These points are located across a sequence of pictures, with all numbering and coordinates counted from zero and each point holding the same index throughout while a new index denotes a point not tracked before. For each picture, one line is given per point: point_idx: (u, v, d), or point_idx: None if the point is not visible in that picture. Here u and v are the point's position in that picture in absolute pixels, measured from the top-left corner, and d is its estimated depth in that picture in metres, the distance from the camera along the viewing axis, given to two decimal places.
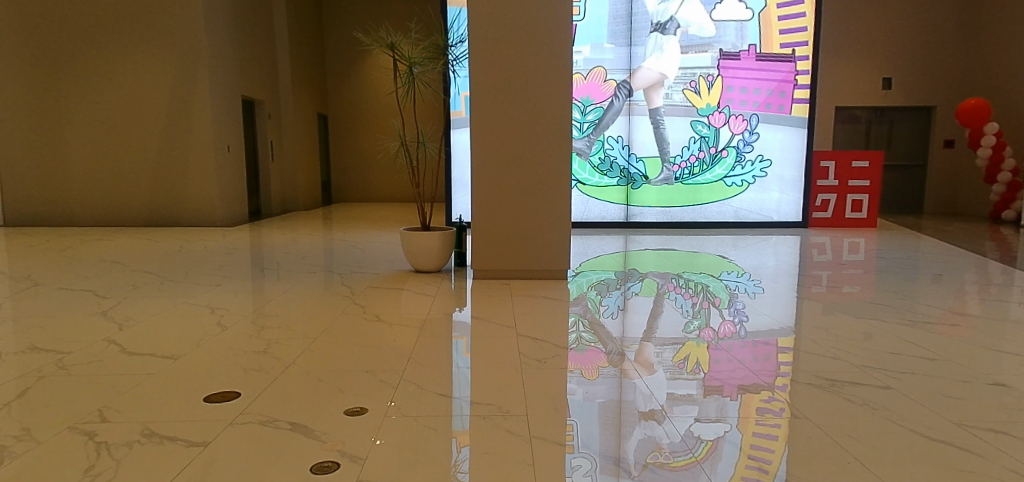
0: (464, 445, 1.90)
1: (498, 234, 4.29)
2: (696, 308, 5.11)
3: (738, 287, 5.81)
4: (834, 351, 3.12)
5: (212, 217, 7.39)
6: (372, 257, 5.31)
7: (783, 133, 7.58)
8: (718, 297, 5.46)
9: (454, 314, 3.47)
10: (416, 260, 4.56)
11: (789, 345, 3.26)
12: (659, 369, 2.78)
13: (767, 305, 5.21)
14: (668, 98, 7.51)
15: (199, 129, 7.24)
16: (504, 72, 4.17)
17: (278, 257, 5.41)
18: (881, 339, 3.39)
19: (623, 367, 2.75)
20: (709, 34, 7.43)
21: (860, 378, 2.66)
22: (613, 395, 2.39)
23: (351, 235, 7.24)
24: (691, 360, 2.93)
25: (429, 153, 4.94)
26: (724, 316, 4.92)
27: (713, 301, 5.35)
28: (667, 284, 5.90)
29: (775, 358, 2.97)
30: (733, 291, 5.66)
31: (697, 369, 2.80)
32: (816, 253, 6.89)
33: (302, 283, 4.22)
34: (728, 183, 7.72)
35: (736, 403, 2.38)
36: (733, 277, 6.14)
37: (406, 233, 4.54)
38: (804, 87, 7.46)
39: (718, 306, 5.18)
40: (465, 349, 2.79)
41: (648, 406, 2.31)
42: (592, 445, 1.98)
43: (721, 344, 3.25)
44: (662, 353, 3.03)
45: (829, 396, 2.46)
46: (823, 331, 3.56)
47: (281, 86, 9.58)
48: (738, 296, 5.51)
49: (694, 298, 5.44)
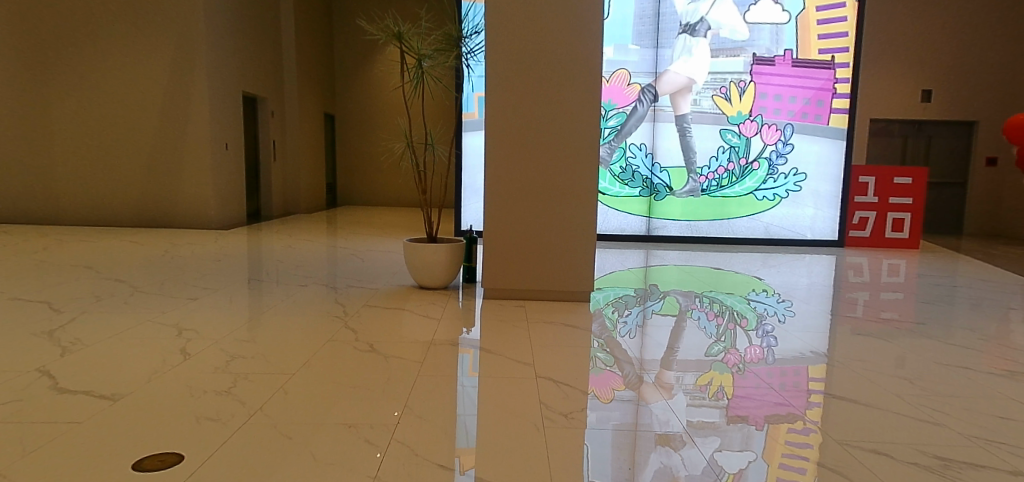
0: (468, 467, 1.76)
1: (514, 250, 3.79)
2: (720, 330, 4.63)
3: (767, 310, 5.25)
4: (922, 406, 2.48)
5: (206, 219, 6.95)
6: (373, 269, 4.84)
7: (819, 145, 7.06)
8: (745, 319, 4.96)
9: (462, 341, 2.99)
10: (420, 276, 4.08)
11: (857, 395, 2.60)
12: (678, 393, 2.53)
13: (799, 329, 4.66)
14: (696, 105, 7.00)
15: (194, 125, 6.82)
16: (523, 68, 3.69)
17: (270, 265, 4.94)
18: (960, 384, 2.81)
19: (640, 392, 2.50)
20: (742, 37, 6.91)
21: (981, 458, 2.02)
22: (629, 418, 2.21)
23: (354, 242, 6.78)
24: (714, 384, 2.66)
25: (437, 156, 4.44)
26: (751, 339, 4.40)
27: (739, 322, 4.84)
28: (690, 304, 5.38)
29: (804, 386, 2.69)
30: (762, 314, 5.12)
31: (719, 394, 2.53)
32: (852, 275, 6.36)
33: (290, 298, 3.74)
34: (759, 197, 7.18)
35: (761, 435, 2.15)
36: (761, 298, 5.61)
37: (409, 244, 4.05)
38: (843, 96, 6.94)
39: (745, 328, 4.67)
40: (471, 367, 2.61)
41: (665, 431, 2.12)
42: (603, 472, 1.81)
43: (747, 373, 2.85)
44: (681, 378, 2.72)
45: (895, 449, 2.06)
46: (904, 380, 2.84)
47: (287, 83, 9.18)
48: (767, 319, 4.97)
49: (719, 319, 4.94)
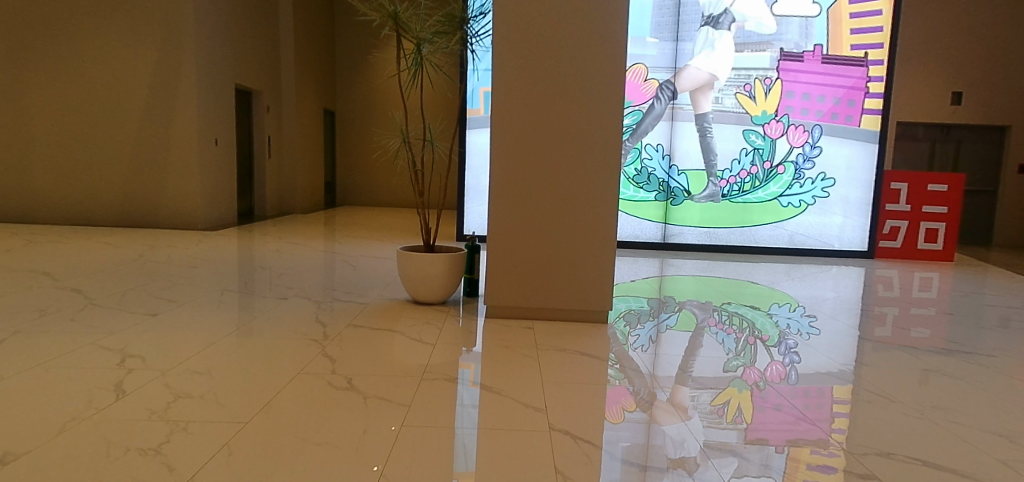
0: None
1: (522, 262, 3.32)
2: (739, 345, 4.18)
3: (790, 326, 4.72)
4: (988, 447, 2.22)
5: (190, 218, 6.50)
6: (364, 278, 4.38)
7: (849, 148, 6.56)
8: (767, 334, 4.47)
9: (460, 375, 2.51)
10: (414, 289, 3.61)
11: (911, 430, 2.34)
12: (694, 414, 2.33)
13: (824, 346, 4.19)
14: (718, 103, 6.53)
15: (180, 118, 6.37)
16: (536, 54, 3.22)
17: (251, 272, 4.49)
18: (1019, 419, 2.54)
19: (652, 411, 2.33)
20: (769, 30, 6.44)
21: None
22: (640, 439, 2.05)
23: (348, 246, 6.33)
24: (731, 405, 2.47)
25: (435, 153, 3.95)
26: (773, 356, 3.96)
27: (761, 337, 4.38)
28: (708, 319, 4.85)
29: (829, 408, 2.54)
30: (784, 330, 4.59)
31: (738, 418, 2.34)
32: (882, 288, 5.87)
33: (265, 312, 3.27)
34: (784, 204, 6.68)
35: (781, 456, 2.02)
36: (783, 311, 5.13)
37: (403, 254, 3.58)
38: (876, 96, 6.46)
39: (766, 343, 4.22)
40: (471, 379, 2.47)
41: (679, 453, 1.97)
42: None
43: (768, 391, 2.71)
44: (697, 397, 2.54)
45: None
46: (1003, 439, 2.31)
47: (283, 76, 8.75)
48: (790, 336, 4.45)
49: (738, 335, 4.45)
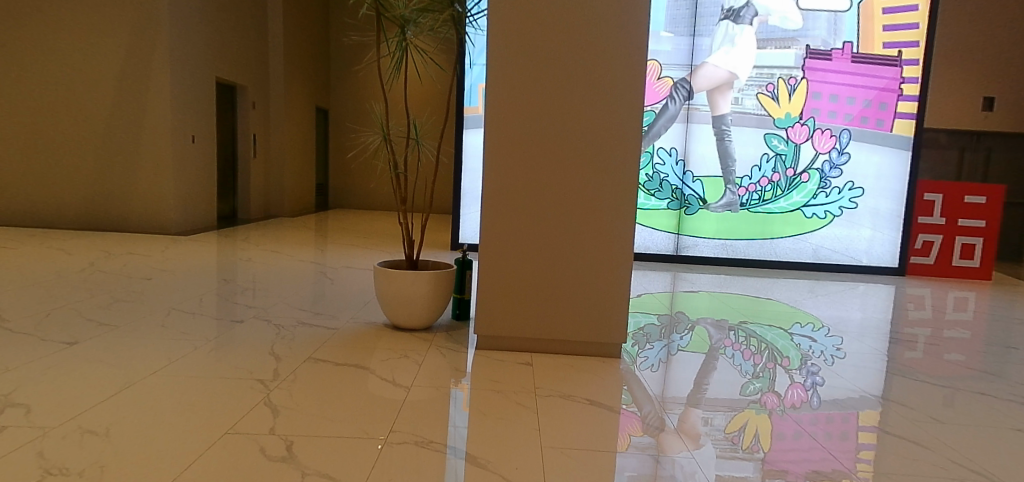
0: None
1: (520, 283, 2.78)
2: (757, 369, 3.63)
3: (813, 348, 4.19)
4: None
5: (161, 220, 5.97)
6: (339, 294, 3.85)
7: (879, 156, 6.03)
8: (788, 357, 3.91)
9: (450, 426, 2.03)
10: (394, 313, 3.08)
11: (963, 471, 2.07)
12: (707, 442, 2.12)
13: (852, 373, 3.65)
14: (737, 104, 6.00)
15: (151, 111, 5.85)
16: (540, 37, 2.68)
17: (212, 283, 3.94)
18: None
19: (660, 436, 2.12)
20: (794, 26, 5.93)
21: None
22: (648, 469, 1.86)
23: (329, 254, 5.80)
24: (748, 432, 2.25)
25: (423, 154, 3.40)
26: (794, 379, 3.49)
27: (780, 361, 3.83)
28: (723, 338, 4.31)
29: (854, 438, 2.31)
30: (806, 353, 4.05)
31: (755, 446, 2.13)
32: (912, 308, 5.33)
33: (212, 338, 2.74)
34: (808, 214, 6.14)
35: None
36: (806, 331, 4.61)
37: (380, 271, 3.05)
38: (910, 98, 5.94)
39: (786, 368, 3.69)
40: (464, 404, 2.24)
41: None
42: None
43: (787, 417, 2.48)
44: (711, 420, 2.33)
45: None
46: None
47: (272, 70, 8.25)
48: (811, 359, 3.91)
49: (756, 358, 3.89)
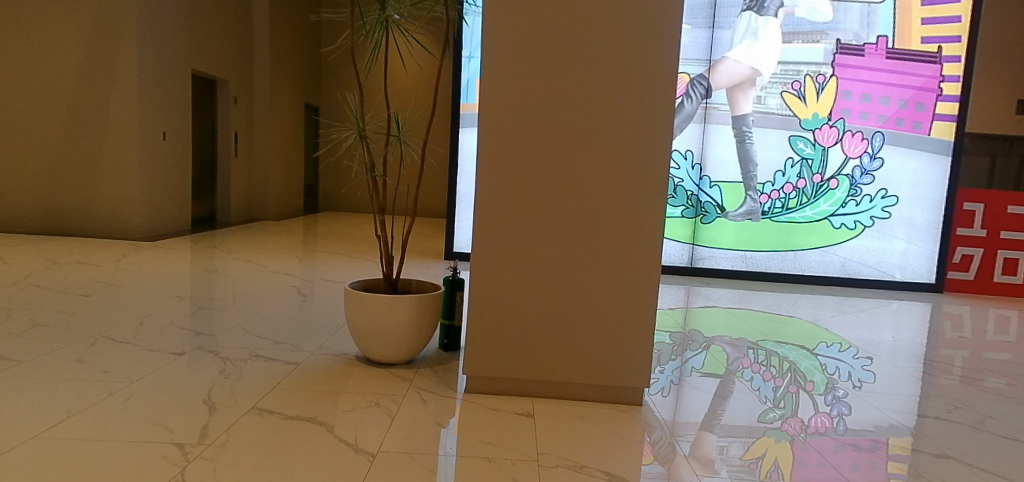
0: None
1: (523, 313, 2.25)
2: (778, 394, 3.09)
3: (839, 370, 3.65)
4: None
5: (127, 224, 5.46)
6: (309, 314, 3.33)
7: (915, 161, 5.51)
8: (812, 381, 3.38)
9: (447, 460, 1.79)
10: (368, 346, 2.55)
11: None
12: (722, 470, 1.91)
13: (885, 398, 3.13)
14: (760, 103, 5.49)
15: (118, 105, 5.35)
16: (547, 10, 2.16)
17: (163, 300, 3.41)
18: None
19: (672, 464, 1.91)
20: (823, 18, 5.42)
21: None
22: None
23: (308, 264, 5.27)
24: (767, 460, 2.05)
25: (407, 155, 2.87)
26: (818, 406, 2.95)
27: (804, 385, 3.30)
28: (741, 359, 3.78)
29: (882, 469, 2.11)
30: (831, 376, 3.52)
31: (774, 473, 1.94)
32: (949, 329, 4.78)
33: (136, 377, 2.21)
34: (836, 224, 5.61)
35: None
36: (831, 351, 4.08)
37: (352, 295, 2.52)
38: (950, 99, 5.43)
39: (809, 392, 3.16)
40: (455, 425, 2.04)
41: None
42: None
43: (809, 444, 2.30)
44: (725, 449, 2.10)
45: None
46: None
47: (257, 64, 7.74)
48: (837, 383, 3.38)
49: (777, 381, 3.37)
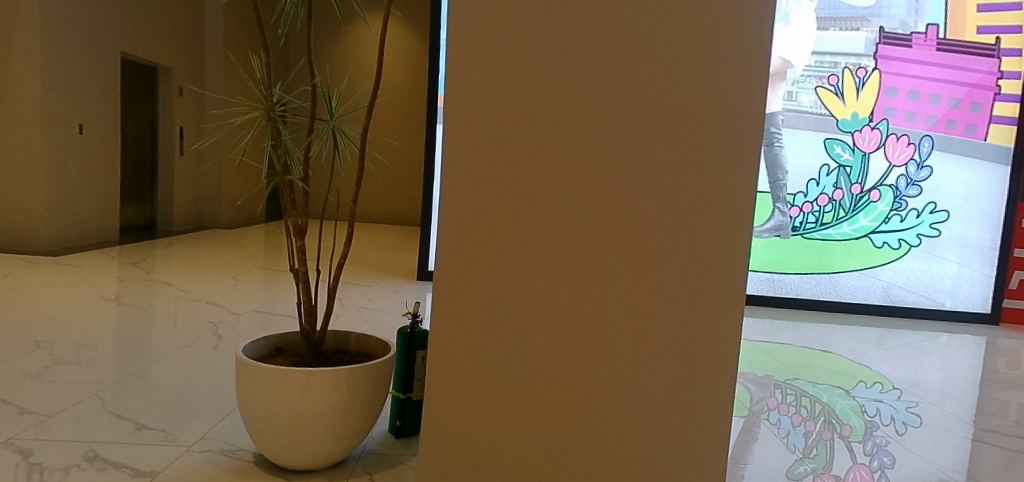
0: None
1: (517, 430, 1.22)
2: (808, 442, 2.26)
3: (883, 412, 2.78)
4: None
5: (28, 235, 4.51)
6: (216, 370, 2.42)
7: (969, 170, 4.70)
8: (848, 425, 2.51)
9: None
10: (263, 443, 1.63)
11: None
12: None
13: (936, 447, 2.30)
14: (791, 100, 4.67)
15: (18, 92, 4.40)
16: None
17: (7, 349, 2.46)
18: None
19: None
20: (863, 2, 4.62)
21: None
22: None
23: (246, 286, 4.35)
24: None
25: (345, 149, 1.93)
26: (855, 457, 2.16)
27: (836, 430, 2.44)
28: (763, 396, 2.89)
29: None
30: (867, 417, 2.64)
31: None
32: (1008, 365, 3.94)
33: None
34: (877, 243, 4.79)
35: None
36: (867, 390, 3.19)
37: (242, 372, 1.60)
38: (1010, 98, 4.65)
39: (844, 439, 2.32)
40: None
41: None
42: None
43: None
44: None
45: None
46: None
47: (208, 51, 6.79)
48: (876, 427, 2.50)
49: (805, 424, 2.50)
